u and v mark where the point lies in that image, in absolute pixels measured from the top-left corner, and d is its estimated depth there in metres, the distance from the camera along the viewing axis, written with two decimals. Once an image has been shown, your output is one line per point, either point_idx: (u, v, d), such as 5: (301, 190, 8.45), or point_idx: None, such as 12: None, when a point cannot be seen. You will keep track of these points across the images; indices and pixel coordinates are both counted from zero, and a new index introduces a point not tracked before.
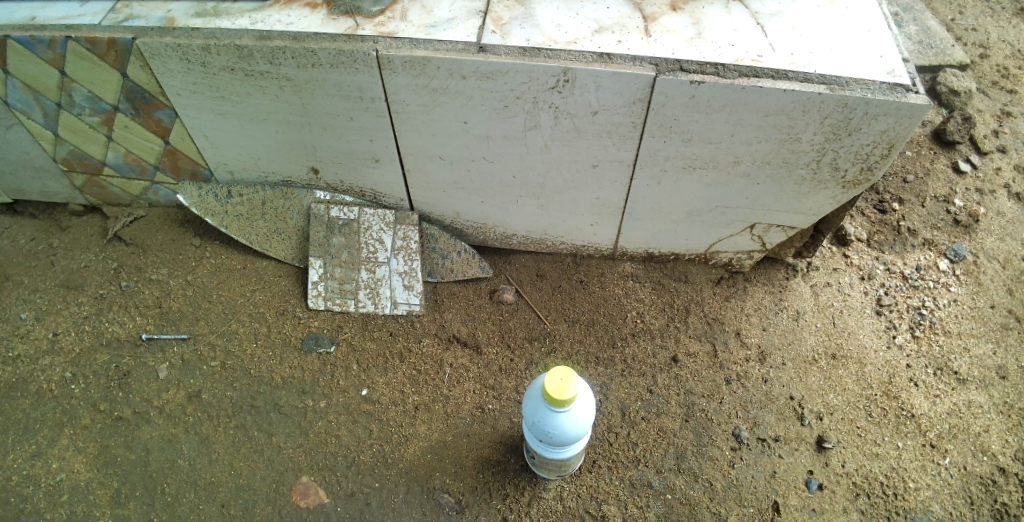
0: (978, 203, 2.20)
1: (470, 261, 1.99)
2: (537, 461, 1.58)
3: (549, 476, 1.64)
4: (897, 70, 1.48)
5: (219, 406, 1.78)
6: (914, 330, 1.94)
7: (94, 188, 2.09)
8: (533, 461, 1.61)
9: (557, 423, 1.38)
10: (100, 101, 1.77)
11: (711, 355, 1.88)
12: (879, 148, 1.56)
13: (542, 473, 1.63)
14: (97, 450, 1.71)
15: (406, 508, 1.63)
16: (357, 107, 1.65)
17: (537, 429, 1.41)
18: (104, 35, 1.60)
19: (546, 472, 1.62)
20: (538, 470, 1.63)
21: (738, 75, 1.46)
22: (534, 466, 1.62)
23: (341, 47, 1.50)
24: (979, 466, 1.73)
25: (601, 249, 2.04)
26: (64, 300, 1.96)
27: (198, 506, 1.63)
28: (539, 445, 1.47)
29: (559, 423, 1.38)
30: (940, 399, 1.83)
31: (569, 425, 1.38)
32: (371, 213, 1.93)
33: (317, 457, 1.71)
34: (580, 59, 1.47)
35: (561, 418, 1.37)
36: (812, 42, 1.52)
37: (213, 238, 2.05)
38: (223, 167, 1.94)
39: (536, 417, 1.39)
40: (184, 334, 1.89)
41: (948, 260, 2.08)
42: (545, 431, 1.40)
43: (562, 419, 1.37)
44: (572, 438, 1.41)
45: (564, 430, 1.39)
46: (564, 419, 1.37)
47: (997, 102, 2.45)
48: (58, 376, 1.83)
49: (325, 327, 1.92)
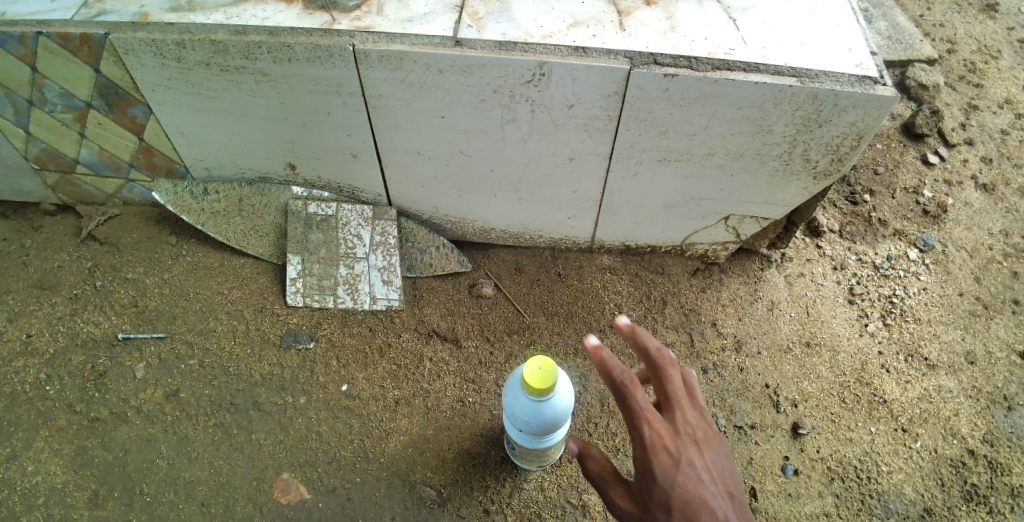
0: (946, 193, 2.26)
1: (448, 256, 2.00)
2: (518, 450, 1.60)
3: (530, 465, 1.66)
4: (865, 63, 1.51)
5: (198, 404, 1.77)
6: (885, 318, 1.98)
7: (67, 186, 2.06)
8: (513, 451, 1.64)
9: (535, 412, 1.39)
10: (74, 97, 1.75)
11: (689, 345, 1.91)
12: (848, 139, 1.60)
13: (523, 462, 1.65)
14: (74, 452, 1.69)
15: (389, 502, 1.64)
16: (334, 102, 1.65)
17: (516, 419, 1.43)
18: (76, 30, 1.57)
19: (527, 461, 1.64)
20: (518, 459, 1.65)
21: (710, 68, 1.48)
22: (515, 455, 1.64)
23: (317, 42, 1.50)
24: (948, 449, 1.78)
25: (579, 242, 2.06)
26: (38, 301, 1.93)
27: (178, 505, 1.62)
28: (518, 433, 1.49)
29: (538, 412, 1.39)
30: (911, 384, 1.88)
31: (547, 414, 1.39)
32: (349, 209, 1.93)
33: (298, 453, 1.71)
34: (556, 53, 1.49)
35: (539, 407, 1.38)
36: (783, 35, 1.55)
37: (190, 236, 2.04)
38: (199, 164, 1.92)
39: (514, 406, 1.41)
40: (161, 332, 1.88)
41: (918, 249, 2.13)
42: (523, 420, 1.41)
43: (540, 409, 1.38)
44: (551, 426, 1.42)
45: (542, 419, 1.40)
46: (542, 409, 1.38)
47: (965, 96, 2.51)
48: (33, 378, 1.80)
49: (305, 323, 1.91)
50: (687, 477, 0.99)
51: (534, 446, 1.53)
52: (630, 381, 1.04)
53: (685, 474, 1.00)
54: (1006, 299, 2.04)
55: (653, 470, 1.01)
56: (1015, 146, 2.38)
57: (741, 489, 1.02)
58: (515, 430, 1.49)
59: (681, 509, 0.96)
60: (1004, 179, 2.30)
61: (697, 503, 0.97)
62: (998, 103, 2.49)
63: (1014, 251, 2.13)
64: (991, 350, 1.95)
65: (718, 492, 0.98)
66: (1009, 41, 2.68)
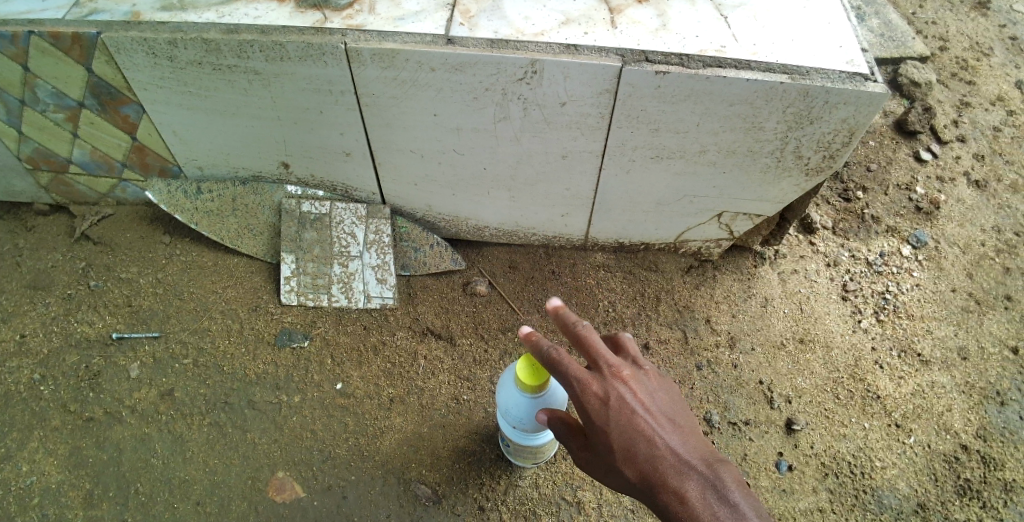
0: (938, 190, 2.27)
1: (442, 254, 2.00)
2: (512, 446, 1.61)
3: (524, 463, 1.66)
4: (856, 60, 1.52)
5: (192, 403, 1.77)
6: (879, 314, 1.99)
7: (61, 186, 2.05)
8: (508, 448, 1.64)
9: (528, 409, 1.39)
10: (65, 96, 1.75)
11: (682, 342, 1.91)
12: (840, 136, 1.61)
13: (517, 460, 1.65)
14: (68, 452, 1.69)
15: (384, 500, 1.64)
16: (327, 100, 1.65)
17: (509, 414, 1.43)
18: (68, 29, 1.57)
19: (522, 459, 1.64)
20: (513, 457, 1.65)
21: (701, 65, 1.49)
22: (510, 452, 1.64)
23: (309, 40, 1.50)
24: (942, 444, 1.79)
25: (572, 240, 2.06)
26: (31, 301, 1.93)
27: (173, 505, 1.62)
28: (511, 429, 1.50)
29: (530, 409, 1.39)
30: (904, 380, 1.88)
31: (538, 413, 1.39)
32: (343, 207, 1.93)
33: (293, 451, 1.71)
34: (547, 50, 1.49)
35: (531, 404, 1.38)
36: (773, 32, 1.55)
37: (184, 235, 2.04)
38: (192, 163, 1.92)
39: (508, 401, 1.42)
40: (155, 332, 1.88)
41: (911, 246, 2.14)
42: (516, 416, 1.42)
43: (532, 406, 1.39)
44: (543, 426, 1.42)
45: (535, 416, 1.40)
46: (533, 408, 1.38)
47: (957, 93, 2.52)
48: (27, 378, 1.80)
49: (299, 322, 1.91)
50: (622, 412, 1.05)
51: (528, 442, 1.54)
52: (555, 351, 1.11)
53: (619, 411, 1.05)
54: (998, 294, 2.05)
55: (590, 416, 1.07)
56: (1007, 142, 2.39)
57: (676, 409, 1.09)
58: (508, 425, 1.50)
59: (622, 449, 1.04)
60: (996, 175, 2.31)
61: (634, 434, 1.04)
62: (990, 100, 2.50)
63: (1006, 247, 2.14)
64: (984, 345, 1.96)
65: (654, 421, 1.05)
66: (1000, 38, 2.69)
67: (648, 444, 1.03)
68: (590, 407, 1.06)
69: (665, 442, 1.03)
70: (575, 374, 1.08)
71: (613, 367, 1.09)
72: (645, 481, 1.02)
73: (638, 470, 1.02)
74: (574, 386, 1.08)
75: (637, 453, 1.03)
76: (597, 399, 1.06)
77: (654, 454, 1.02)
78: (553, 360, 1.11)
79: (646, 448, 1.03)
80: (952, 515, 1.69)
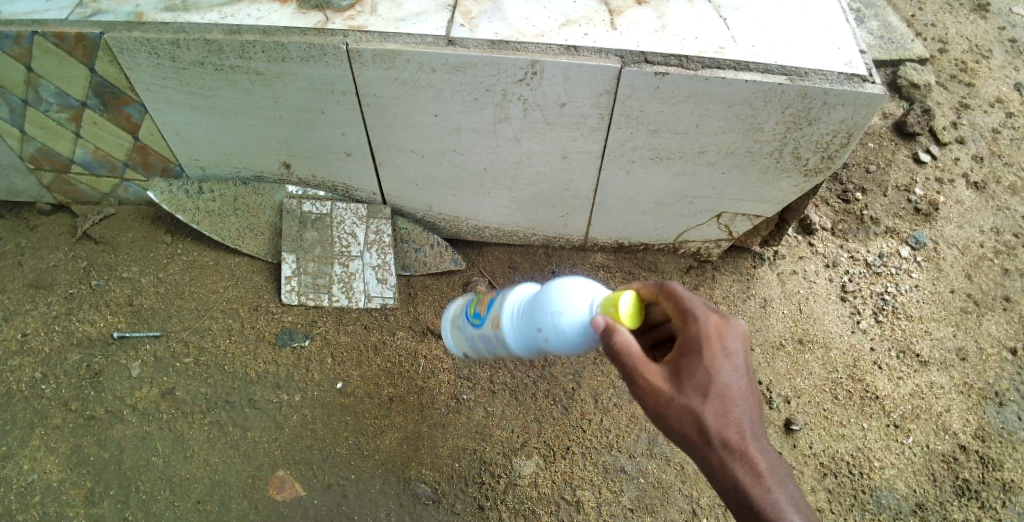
0: (937, 192, 2.27)
1: (442, 254, 2.01)
2: (479, 336, 1.28)
3: (453, 343, 1.43)
4: (854, 61, 1.53)
5: (194, 402, 1.77)
6: (878, 315, 2.00)
7: (62, 186, 2.06)
8: (476, 323, 1.28)
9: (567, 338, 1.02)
10: (68, 96, 1.76)
11: None
12: (838, 137, 1.61)
13: (459, 334, 1.37)
14: (70, 450, 1.70)
15: (384, 499, 1.66)
16: (328, 101, 1.66)
17: (548, 323, 1.02)
18: (71, 29, 1.58)
19: (462, 338, 1.37)
20: (459, 323, 1.38)
21: (700, 66, 1.50)
22: (461, 318, 1.39)
23: (311, 41, 1.51)
24: (941, 444, 1.80)
25: (572, 240, 2.07)
26: (33, 300, 1.93)
27: (174, 503, 1.63)
28: (519, 318, 1.11)
29: (565, 343, 1.02)
30: (903, 381, 1.89)
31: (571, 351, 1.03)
32: (344, 207, 1.94)
33: (293, 450, 1.71)
34: (547, 51, 1.50)
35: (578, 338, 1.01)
36: (772, 34, 1.56)
37: (185, 235, 2.05)
38: (194, 163, 1.93)
39: (566, 315, 1.00)
40: (157, 331, 1.88)
41: (910, 247, 2.14)
42: (549, 331, 1.03)
43: (573, 340, 1.01)
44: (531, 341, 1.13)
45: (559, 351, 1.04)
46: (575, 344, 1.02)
47: (956, 95, 2.52)
48: (29, 376, 1.81)
49: (300, 321, 1.92)
50: (731, 368, 0.99)
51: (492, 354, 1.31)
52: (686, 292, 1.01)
53: (731, 369, 0.99)
54: (997, 295, 2.06)
55: (699, 365, 0.98)
56: (1006, 144, 2.40)
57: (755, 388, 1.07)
58: (522, 315, 1.10)
59: (717, 406, 0.98)
60: (995, 177, 2.31)
61: (733, 396, 0.99)
62: (989, 102, 2.51)
63: (1005, 249, 2.15)
64: (983, 346, 1.96)
65: (752, 391, 1.01)
66: (1000, 41, 2.70)
67: (742, 409, 0.99)
68: (710, 342, 0.98)
69: (755, 414, 1.00)
70: (700, 313, 0.99)
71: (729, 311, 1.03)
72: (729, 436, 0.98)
73: (729, 421, 0.98)
74: (695, 324, 0.99)
75: (729, 416, 0.98)
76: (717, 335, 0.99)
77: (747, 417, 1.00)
78: (680, 291, 1.00)
79: (744, 403, 0.99)
80: (950, 515, 1.70)
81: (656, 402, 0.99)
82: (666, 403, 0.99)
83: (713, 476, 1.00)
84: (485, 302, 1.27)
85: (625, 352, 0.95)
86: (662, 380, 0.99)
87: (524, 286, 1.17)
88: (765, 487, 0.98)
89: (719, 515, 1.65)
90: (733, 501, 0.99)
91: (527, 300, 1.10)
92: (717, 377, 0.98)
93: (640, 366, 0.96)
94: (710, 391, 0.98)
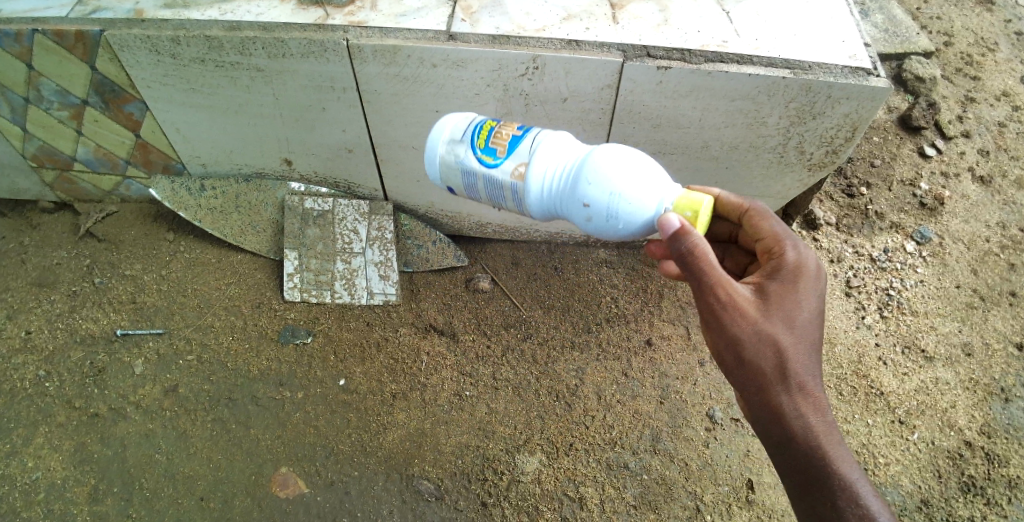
0: (943, 186, 2.25)
1: (444, 250, 2.00)
2: (486, 178, 1.20)
3: (433, 173, 1.28)
4: (859, 55, 1.51)
5: (196, 400, 1.78)
6: (882, 311, 1.99)
7: (65, 184, 2.06)
8: (486, 161, 1.19)
9: (614, 223, 1.09)
10: (70, 94, 1.76)
11: (685, 338, 1.90)
12: (843, 131, 1.60)
13: (449, 160, 1.24)
14: (74, 447, 1.70)
15: (387, 496, 1.65)
16: (329, 97, 1.65)
17: (602, 203, 1.08)
18: (71, 27, 1.58)
19: (450, 172, 1.25)
20: (450, 149, 1.24)
21: (703, 61, 1.48)
22: (452, 141, 1.24)
23: (311, 37, 1.51)
24: (946, 441, 1.79)
25: (575, 236, 2.05)
26: (36, 298, 1.94)
27: (177, 500, 1.64)
28: (559, 185, 1.15)
29: (610, 226, 1.10)
30: (908, 377, 1.88)
31: (611, 232, 1.11)
32: (345, 204, 1.93)
33: (295, 448, 1.71)
34: (549, 46, 1.49)
35: (628, 224, 1.08)
36: (776, 27, 1.55)
37: (187, 233, 2.05)
38: (195, 160, 1.92)
39: (625, 200, 1.07)
40: (160, 329, 1.88)
41: (914, 242, 2.13)
42: (599, 212, 1.09)
43: (622, 225, 1.09)
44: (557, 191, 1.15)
45: (596, 231, 1.12)
46: (618, 229, 1.10)
47: (961, 88, 2.50)
48: (32, 374, 1.81)
49: (302, 318, 1.92)
50: (809, 306, 1.08)
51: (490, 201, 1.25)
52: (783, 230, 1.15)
53: (810, 306, 1.08)
54: (1003, 291, 2.04)
55: (783, 292, 1.08)
56: (1012, 138, 2.37)
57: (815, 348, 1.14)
58: (566, 180, 1.14)
59: (794, 332, 1.06)
60: (1001, 171, 2.29)
61: (806, 331, 1.07)
62: (995, 95, 2.48)
63: (1011, 243, 2.13)
64: (989, 341, 1.95)
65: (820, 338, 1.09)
66: (1005, 34, 2.67)
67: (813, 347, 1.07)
68: (799, 274, 1.09)
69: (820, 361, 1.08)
70: (791, 249, 1.12)
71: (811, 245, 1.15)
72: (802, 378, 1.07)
73: (806, 360, 1.06)
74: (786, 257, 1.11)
75: (800, 349, 1.06)
76: (806, 267, 1.10)
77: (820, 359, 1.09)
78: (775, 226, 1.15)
79: (820, 341, 1.08)
80: (955, 512, 1.69)
81: (739, 326, 1.06)
82: (750, 331, 1.05)
83: (775, 407, 1.07)
84: (505, 139, 1.19)
85: (708, 257, 1.02)
86: (746, 305, 1.06)
87: (569, 148, 1.18)
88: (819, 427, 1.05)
89: (723, 512, 1.64)
90: (801, 451, 1.06)
91: (577, 165, 1.13)
92: (800, 310, 1.07)
93: (722, 275, 1.03)
94: (795, 323, 1.06)
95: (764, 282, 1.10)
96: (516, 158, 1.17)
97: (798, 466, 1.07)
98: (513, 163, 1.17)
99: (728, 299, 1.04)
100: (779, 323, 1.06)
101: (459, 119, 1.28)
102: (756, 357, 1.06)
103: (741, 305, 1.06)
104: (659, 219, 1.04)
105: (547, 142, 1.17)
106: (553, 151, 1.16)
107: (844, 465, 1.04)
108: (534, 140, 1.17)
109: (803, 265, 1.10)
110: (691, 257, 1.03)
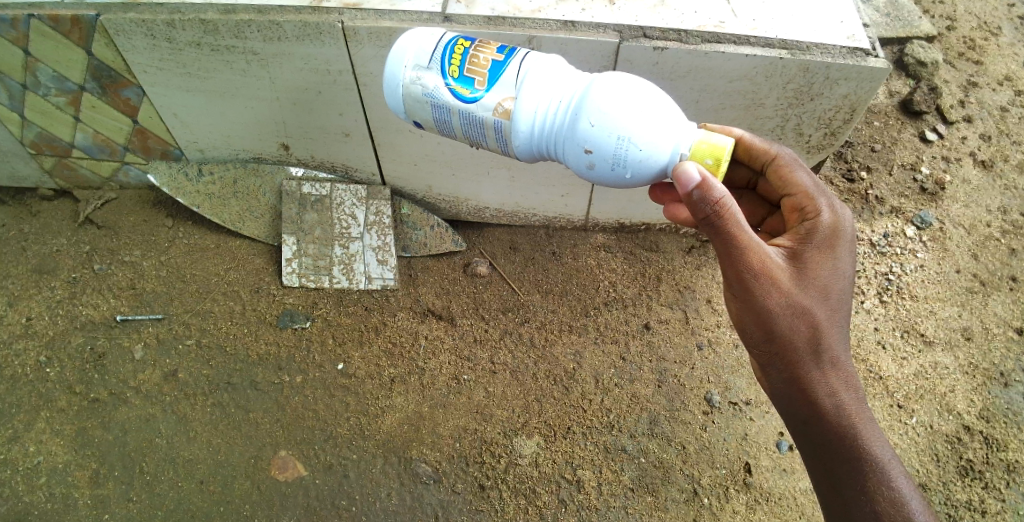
0: (944, 170, 2.23)
1: (442, 235, 2.00)
2: (463, 114, 1.20)
3: (405, 106, 1.26)
4: (857, 35, 1.50)
5: (196, 384, 1.78)
6: (882, 295, 1.98)
7: (64, 170, 2.06)
8: (463, 94, 1.19)
9: (619, 170, 1.11)
10: (67, 80, 1.76)
11: (683, 321, 1.90)
12: (841, 112, 1.61)
13: (422, 93, 1.22)
14: (75, 432, 1.72)
15: (385, 479, 1.66)
16: (325, 81, 1.65)
17: (607, 149, 1.09)
18: (67, 12, 1.58)
19: (423, 106, 1.23)
20: (423, 82, 1.21)
21: (700, 41, 1.48)
22: (424, 72, 1.22)
23: (306, 19, 1.50)
24: (946, 425, 1.79)
25: (573, 221, 2.04)
26: (37, 285, 1.94)
27: (177, 483, 1.65)
28: (558, 127, 1.15)
29: (615, 173, 1.12)
30: (907, 361, 1.88)
31: (616, 179, 1.14)
32: (343, 189, 1.93)
33: (295, 431, 1.73)
34: (545, 27, 1.48)
35: (635, 172, 1.11)
36: (775, 8, 1.53)
37: (186, 219, 2.05)
38: (193, 146, 1.93)
39: (633, 147, 1.08)
40: (159, 314, 1.89)
41: (914, 227, 2.11)
42: (604, 159, 1.11)
43: (628, 172, 1.11)
44: (565, 139, 1.14)
45: (599, 176, 1.14)
46: (624, 176, 1.12)
47: (963, 73, 2.47)
48: (33, 360, 1.82)
49: (301, 303, 1.92)
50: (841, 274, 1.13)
51: (466, 136, 1.25)
52: (816, 192, 1.19)
53: (841, 275, 1.13)
54: (1003, 275, 2.03)
55: (815, 262, 1.13)
56: (1014, 122, 2.34)
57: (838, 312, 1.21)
58: (565, 122, 1.14)
59: (825, 299, 1.12)
60: (1002, 155, 2.27)
61: (838, 299, 1.13)
62: (998, 80, 2.45)
63: (1012, 228, 2.11)
64: (988, 326, 1.94)
65: (848, 305, 1.15)
66: (1009, 18, 2.62)
67: (841, 314, 1.14)
68: (833, 242, 1.14)
69: (845, 327, 1.14)
70: (823, 212, 1.16)
71: (839, 205, 1.19)
72: (830, 350, 1.13)
73: (835, 333, 1.13)
74: (819, 222, 1.15)
75: (829, 317, 1.12)
76: (838, 231, 1.14)
77: (845, 329, 1.15)
78: (806, 189, 1.20)
79: (847, 310, 1.15)
80: (953, 495, 1.70)
81: (773, 298, 1.10)
82: (781, 300, 1.10)
83: (801, 380, 1.15)
84: (481, 73, 1.18)
85: (738, 224, 1.05)
86: (779, 275, 1.09)
87: (564, 84, 1.16)
88: (843, 395, 1.14)
89: (720, 495, 1.64)
90: (828, 424, 1.14)
91: (578, 106, 1.12)
92: (832, 278, 1.12)
93: (753, 242, 1.07)
94: (826, 293, 1.11)
95: (799, 247, 1.14)
96: (499, 94, 1.16)
97: (824, 437, 1.15)
98: (495, 98, 1.16)
99: (758, 265, 1.07)
100: (811, 294, 1.11)
101: (426, 39, 1.24)
102: (788, 330, 1.12)
103: (774, 275, 1.09)
104: (680, 171, 1.06)
105: (542, 82, 1.15)
106: (548, 92, 1.15)
107: (866, 435, 1.13)
108: (526, 80, 1.15)
109: (836, 229, 1.15)
110: (727, 227, 1.05)
